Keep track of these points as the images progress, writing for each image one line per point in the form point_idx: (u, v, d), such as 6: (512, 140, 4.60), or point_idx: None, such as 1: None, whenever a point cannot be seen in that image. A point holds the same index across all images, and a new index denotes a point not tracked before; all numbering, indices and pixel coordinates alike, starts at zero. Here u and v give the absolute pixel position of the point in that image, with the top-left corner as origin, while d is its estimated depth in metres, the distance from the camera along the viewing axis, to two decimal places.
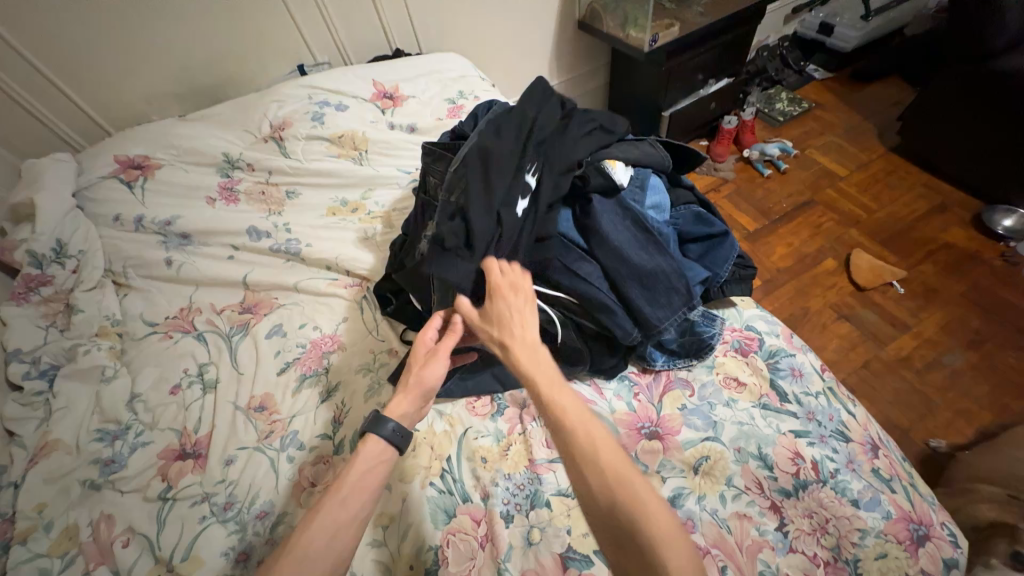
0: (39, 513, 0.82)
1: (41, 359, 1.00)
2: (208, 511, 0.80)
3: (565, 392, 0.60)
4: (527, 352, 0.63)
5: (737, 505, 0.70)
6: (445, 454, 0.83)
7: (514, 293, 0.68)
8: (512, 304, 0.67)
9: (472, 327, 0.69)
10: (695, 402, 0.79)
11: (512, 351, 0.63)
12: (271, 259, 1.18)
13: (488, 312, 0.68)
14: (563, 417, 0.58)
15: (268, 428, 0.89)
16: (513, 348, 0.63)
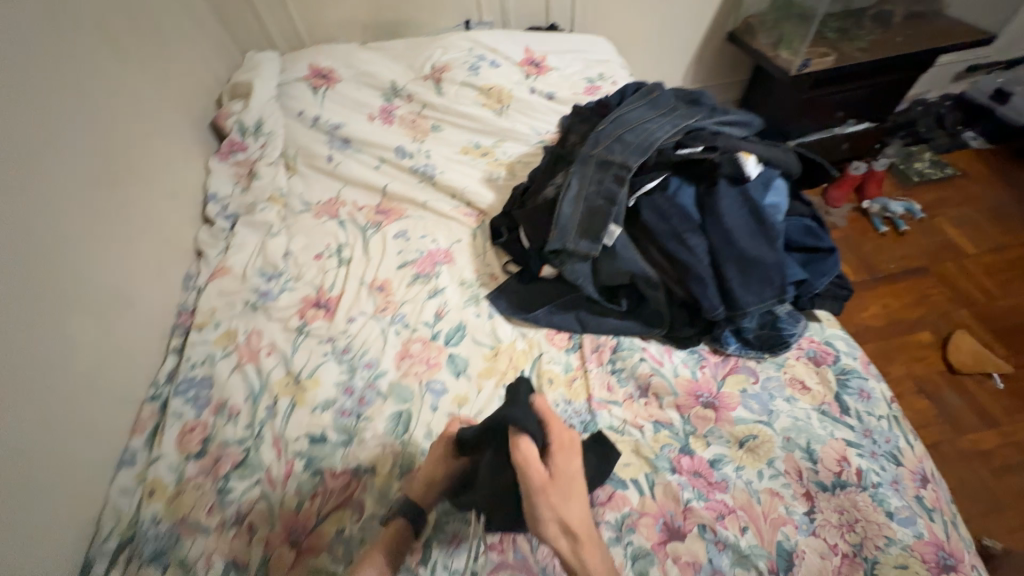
0: (213, 314, 1.07)
1: (229, 206, 1.28)
2: (329, 350, 1.00)
3: None
4: (595, 549, 0.62)
5: (773, 483, 0.77)
6: (520, 367, 0.96)
7: (577, 455, 0.68)
8: (578, 470, 0.67)
9: (537, 495, 0.62)
10: (757, 389, 0.86)
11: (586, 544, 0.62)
12: (408, 178, 1.37)
13: (559, 481, 0.64)
14: None
15: (384, 304, 1.08)
16: (586, 540, 0.62)
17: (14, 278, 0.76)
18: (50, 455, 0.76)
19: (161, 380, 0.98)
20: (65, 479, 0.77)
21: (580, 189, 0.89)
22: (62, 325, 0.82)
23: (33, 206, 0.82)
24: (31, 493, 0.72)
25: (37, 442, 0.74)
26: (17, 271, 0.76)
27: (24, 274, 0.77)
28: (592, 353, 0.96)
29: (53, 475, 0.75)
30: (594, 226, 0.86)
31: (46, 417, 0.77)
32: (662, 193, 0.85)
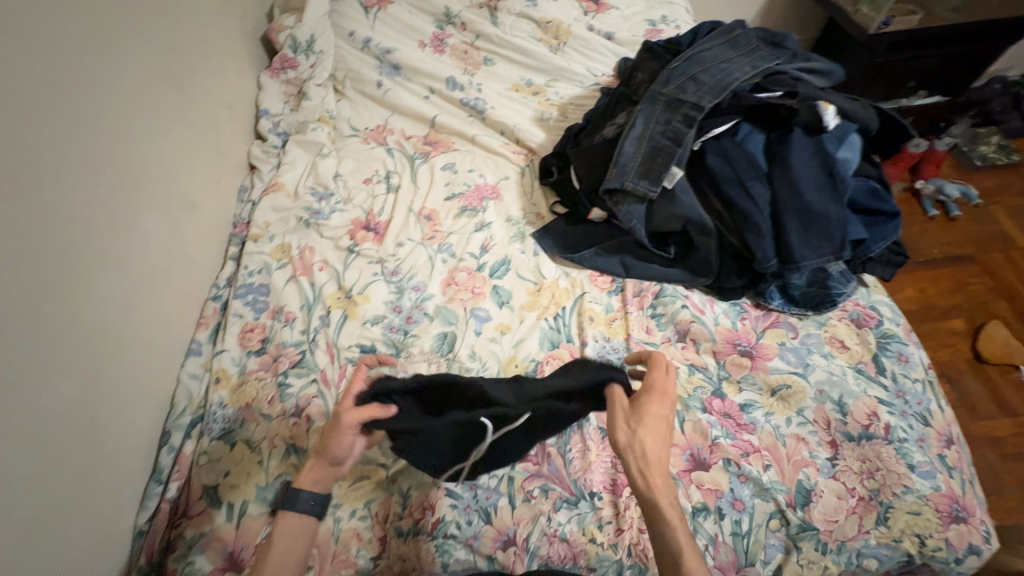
0: (268, 227, 1.10)
1: (281, 124, 1.28)
2: (379, 271, 1.04)
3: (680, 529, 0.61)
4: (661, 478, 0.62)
5: (800, 430, 0.80)
6: (562, 304, 0.99)
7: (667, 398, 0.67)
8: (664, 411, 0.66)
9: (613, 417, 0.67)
10: (795, 343, 0.87)
11: (654, 475, 0.62)
12: (457, 111, 1.35)
13: (638, 410, 0.67)
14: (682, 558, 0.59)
15: (431, 233, 1.10)
16: (656, 472, 0.63)
17: (98, 165, 0.79)
18: (133, 335, 0.82)
19: (222, 283, 1.03)
20: (143, 359, 0.84)
21: (645, 128, 0.87)
22: (138, 218, 0.87)
23: (112, 98, 0.84)
24: (118, 366, 0.79)
25: (122, 321, 0.80)
26: (101, 159, 0.79)
27: (107, 163, 0.81)
28: (633, 297, 0.98)
29: (134, 353, 0.82)
30: (655, 167, 0.85)
31: (128, 300, 0.82)
32: (730, 139, 0.84)
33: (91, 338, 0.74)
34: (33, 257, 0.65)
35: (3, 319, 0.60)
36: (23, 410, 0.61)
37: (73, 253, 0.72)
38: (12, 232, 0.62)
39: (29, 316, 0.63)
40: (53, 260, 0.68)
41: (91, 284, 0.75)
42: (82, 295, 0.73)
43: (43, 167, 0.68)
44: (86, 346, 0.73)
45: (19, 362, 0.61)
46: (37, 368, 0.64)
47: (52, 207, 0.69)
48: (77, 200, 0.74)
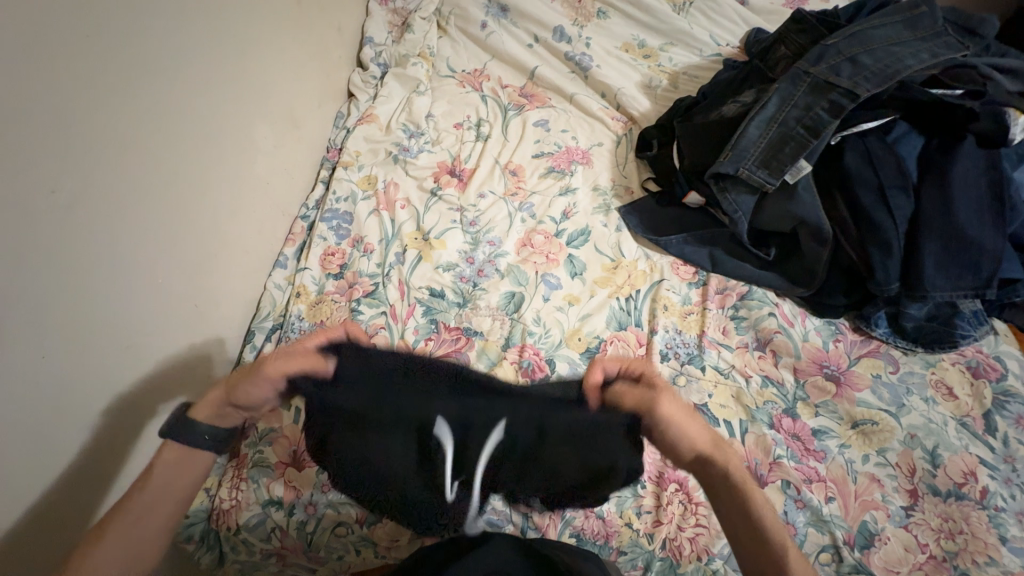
0: (358, 157, 1.12)
1: (382, 55, 1.27)
2: (458, 219, 1.03)
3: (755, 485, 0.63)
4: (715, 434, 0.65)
5: (877, 470, 0.74)
6: (636, 286, 0.95)
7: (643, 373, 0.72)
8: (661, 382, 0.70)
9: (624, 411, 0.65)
10: (893, 379, 0.79)
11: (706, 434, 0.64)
12: (560, 64, 1.27)
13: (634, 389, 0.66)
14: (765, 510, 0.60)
15: (514, 190, 1.07)
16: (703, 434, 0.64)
17: (219, 68, 0.82)
18: (233, 238, 0.88)
19: (311, 205, 1.07)
20: (240, 262, 0.90)
21: (778, 111, 0.77)
22: (249, 127, 0.91)
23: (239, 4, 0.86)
24: (220, 264, 0.85)
25: (227, 223, 0.86)
26: (222, 63, 0.82)
27: (224, 67, 0.83)
28: (715, 293, 0.92)
29: (234, 255, 0.88)
30: (781, 158, 0.76)
31: (234, 205, 0.87)
32: (879, 137, 0.73)
33: (199, 232, 0.79)
34: (155, 144, 0.70)
35: (119, 195, 0.64)
36: (132, 284, 0.68)
37: (190, 150, 0.76)
38: (136, 116, 0.66)
39: (145, 198, 0.69)
40: (172, 151, 0.73)
41: (204, 182, 0.80)
42: (195, 190, 0.78)
43: (170, 60, 0.71)
44: (195, 240, 0.79)
45: (131, 238, 0.67)
46: (147, 248, 0.70)
47: (176, 101, 0.73)
48: (200, 99, 0.78)
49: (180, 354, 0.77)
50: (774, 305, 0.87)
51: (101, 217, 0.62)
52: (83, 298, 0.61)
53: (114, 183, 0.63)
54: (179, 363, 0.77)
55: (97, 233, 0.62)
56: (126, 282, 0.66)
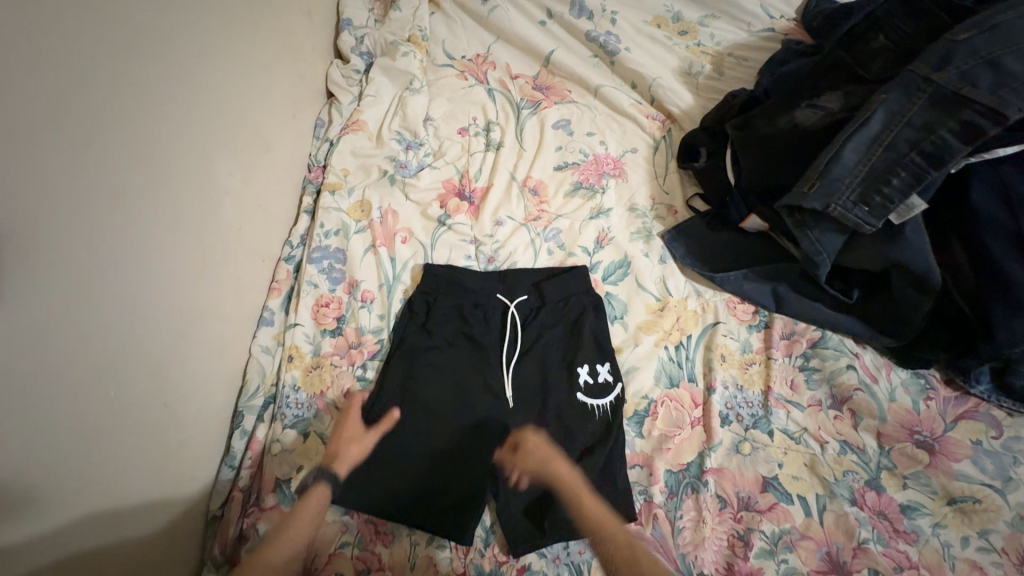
0: (345, 176, 0.94)
1: (365, 41, 1.04)
2: (473, 255, 0.87)
3: (610, 516, 0.67)
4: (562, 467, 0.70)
5: (980, 556, 0.64)
6: (687, 331, 0.81)
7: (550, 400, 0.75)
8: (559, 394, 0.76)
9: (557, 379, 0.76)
10: (997, 446, 0.68)
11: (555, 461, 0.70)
12: (579, 46, 1.06)
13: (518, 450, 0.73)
14: (610, 528, 0.66)
15: (536, 212, 0.90)
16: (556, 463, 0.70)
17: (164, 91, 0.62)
18: (210, 306, 0.71)
19: (295, 241, 0.89)
20: (221, 331, 0.73)
21: (885, 131, 0.61)
22: (211, 161, 0.71)
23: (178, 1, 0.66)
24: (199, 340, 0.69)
25: (199, 288, 0.69)
26: (165, 84, 0.62)
27: (172, 85, 0.64)
28: (781, 338, 0.79)
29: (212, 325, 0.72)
30: (888, 192, 0.61)
31: (205, 262, 0.70)
32: (1018, 167, 0.58)
33: (169, 309, 0.63)
34: (91, 216, 0.52)
35: (55, 292, 0.48)
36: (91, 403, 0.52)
37: (143, 207, 0.59)
38: (59, 184, 0.48)
39: (92, 289, 0.52)
40: (119, 218, 0.55)
41: (166, 244, 0.62)
42: (157, 258, 0.61)
43: (93, 91, 0.52)
44: (165, 320, 0.62)
45: (79, 345, 0.51)
46: (109, 349, 0.54)
47: (112, 149, 0.54)
48: (142, 137, 0.58)
49: (161, 467, 0.62)
50: (861, 343, 0.76)
51: (31, 331, 0.46)
52: (23, 449, 0.45)
53: (42, 281, 0.47)
54: (159, 483, 0.62)
55: (24, 353, 0.45)
56: (80, 402, 0.51)
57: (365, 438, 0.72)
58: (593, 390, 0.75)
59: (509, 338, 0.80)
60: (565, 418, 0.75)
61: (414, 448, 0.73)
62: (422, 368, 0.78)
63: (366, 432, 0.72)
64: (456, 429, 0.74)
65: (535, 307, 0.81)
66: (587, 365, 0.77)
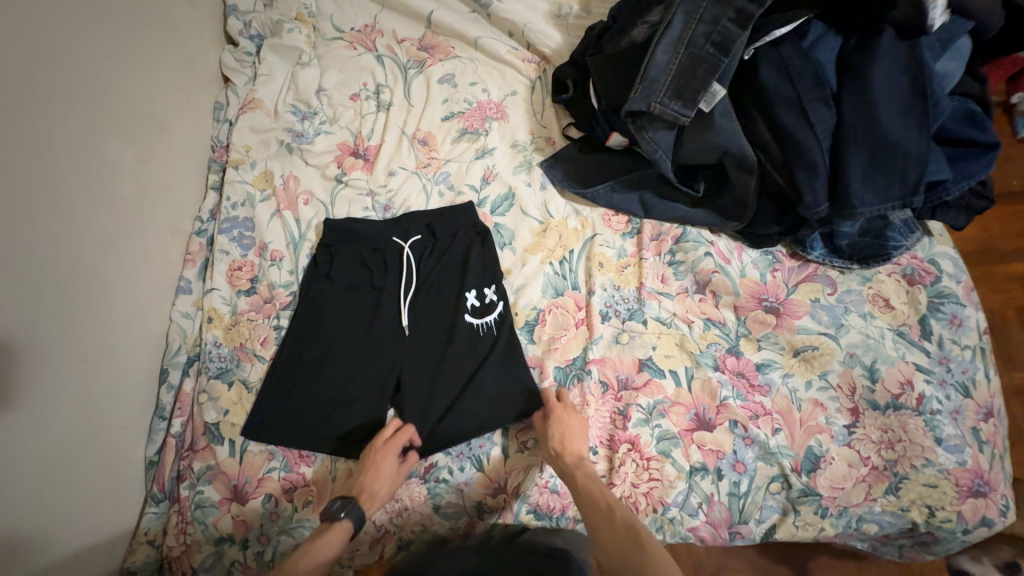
0: (246, 152, 0.99)
1: (252, 24, 1.09)
2: (370, 206, 0.94)
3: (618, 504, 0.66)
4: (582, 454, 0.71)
5: (819, 394, 0.74)
6: (569, 247, 0.89)
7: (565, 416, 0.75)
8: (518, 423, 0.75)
9: (440, 338, 0.83)
10: (831, 301, 0.77)
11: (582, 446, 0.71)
12: (458, 4, 1.12)
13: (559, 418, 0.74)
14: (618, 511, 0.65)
15: (426, 160, 0.97)
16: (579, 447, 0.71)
17: (25, 77, 0.70)
18: (112, 271, 0.79)
19: (205, 216, 0.95)
20: (131, 295, 0.81)
21: (685, 29, 0.69)
22: (95, 141, 0.79)
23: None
24: (104, 299, 0.77)
25: (94, 254, 0.77)
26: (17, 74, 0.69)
27: (26, 77, 0.70)
28: (650, 240, 0.87)
29: (120, 288, 0.80)
30: (695, 84, 0.68)
31: (98, 231, 0.78)
32: (793, 43, 0.65)
33: (58, 271, 0.71)
34: None
35: None
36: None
37: (9, 177, 0.66)
38: None
39: None
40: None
41: (45, 212, 0.70)
42: (35, 224, 0.69)
43: None
44: (55, 279, 0.70)
45: None
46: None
47: None
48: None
49: (79, 408, 0.71)
50: (716, 233, 0.84)
51: None
52: None
53: None
54: (82, 420, 0.71)
55: None
56: None
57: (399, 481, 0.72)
58: (480, 310, 0.84)
59: (406, 273, 0.87)
60: (460, 339, 0.82)
61: (328, 380, 0.81)
62: (328, 310, 0.85)
63: (398, 475, 0.73)
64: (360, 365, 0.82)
65: (430, 242, 0.89)
66: (474, 290, 0.85)
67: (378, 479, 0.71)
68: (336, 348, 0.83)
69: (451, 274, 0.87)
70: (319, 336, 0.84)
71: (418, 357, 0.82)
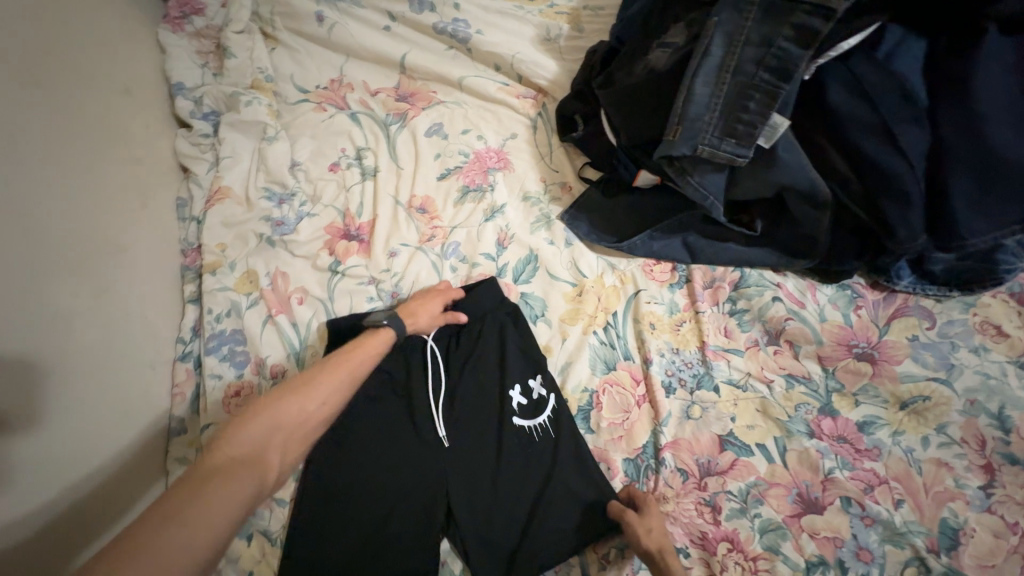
0: (222, 252, 0.87)
1: (204, 101, 0.96)
2: (375, 294, 0.81)
3: None
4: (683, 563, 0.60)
5: (941, 452, 0.63)
6: (611, 309, 0.77)
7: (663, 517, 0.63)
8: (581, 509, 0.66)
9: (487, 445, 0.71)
10: (932, 337, 0.67)
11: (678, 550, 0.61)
12: (431, 41, 0.99)
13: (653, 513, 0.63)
14: None
15: (429, 231, 0.85)
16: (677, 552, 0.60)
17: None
18: (75, 441, 0.65)
19: (188, 336, 0.82)
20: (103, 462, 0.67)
21: (727, 55, 0.58)
22: (41, 283, 0.65)
23: None
24: (70, 481, 0.63)
25: (49, 426, 0.62)
26: None
27: None
28: (704, 289, 0.76)
29: (86, 459, 0.65)
30: (748, 118, 0.57)
31: (52, 397, 0.63)
32: (865, 54, 0.55)
33: (13, 456, 0.57)
34: None
35: None
36: None
37: None
38: None
39: None
40: None
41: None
42: None
43: None
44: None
45: None
46: None
47: None
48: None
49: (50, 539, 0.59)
50: (782, 273, 0.73)
51: None
52: None
53: None
54: None
55: None
56: None
57: (440, 320, 0.75)
58: (530, 410, 0.72)
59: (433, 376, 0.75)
60: (510, 447, 0.70)
61: (360, 518, 0.68)
62: (346, 432, 0.72)
63: (439, 317, 0.75)
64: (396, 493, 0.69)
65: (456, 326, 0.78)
66: (519, 386, 0.73)
67: (422, 311, 0.75)
68: (361, 478, 0.70)
69: (487, 368, 0.75)
70: (340, 467, 0.70)
71: (463, 472, 0.70)
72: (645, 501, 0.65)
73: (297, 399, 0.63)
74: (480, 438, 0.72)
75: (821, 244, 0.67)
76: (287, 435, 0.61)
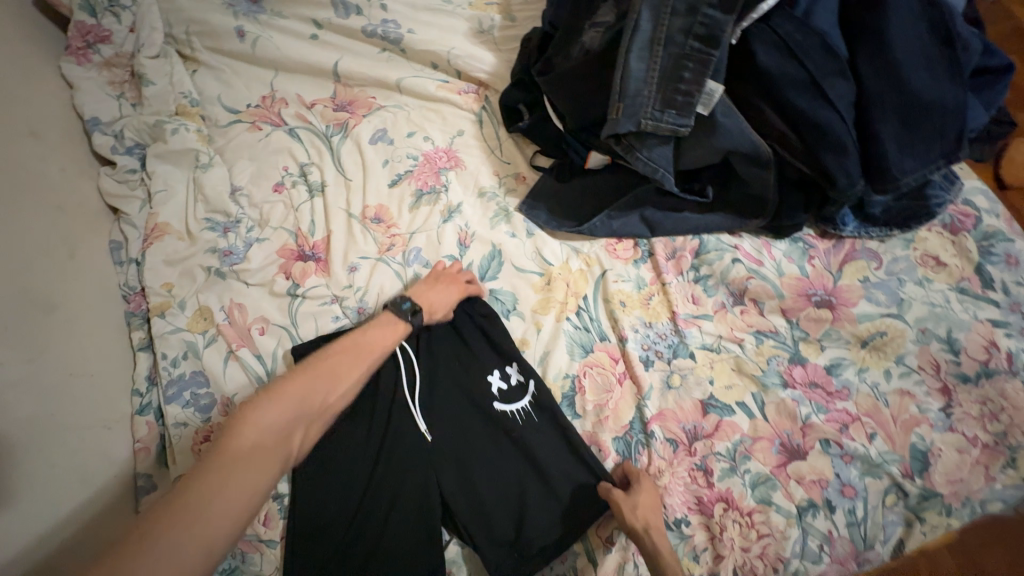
0: (169, 292, 0.81)
1: (125, 134, 0.90)
2: (340, 312, 0.79)
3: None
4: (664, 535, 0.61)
5: (903, 382, 0.66)
6: (581, 292, 0.78)
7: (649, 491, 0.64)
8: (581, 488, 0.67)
9: (475, 443, 0.70)
10: (882, 276, 0.70)
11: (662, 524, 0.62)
12: (363, 45, 0.96)
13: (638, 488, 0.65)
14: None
15: (388, 241, 0.83)
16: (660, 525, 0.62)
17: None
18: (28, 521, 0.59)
19: (143, 386, 0.77)
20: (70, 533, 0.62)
21: (657, 27, 0.58)
22: None
23: None
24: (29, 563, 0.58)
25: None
26: None
27: None
28: (667, 260, 0.77)
29: (46, 536, 0.60)
30: (685, 88, 0.58)
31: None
32: (787, 14, 0.57)
33: None
34: None
35: None
36: None
37: None
38: None
39: None
40: None
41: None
42: None
43: None
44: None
45: None
46: None
47: None
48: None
49: None
50: (738, 234, 0.76)
51: None
52: None
53: None
54: None
55: None
56: None
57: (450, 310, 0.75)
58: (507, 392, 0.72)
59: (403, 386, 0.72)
60: (500, 446, 0.70)
61: (361, 543, 0.66)
62: (331, 457, 0.69)
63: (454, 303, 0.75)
64: (390, 508, 0.67)
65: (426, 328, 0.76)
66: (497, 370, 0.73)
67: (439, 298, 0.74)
68: (356, 503, 0.68)
69: (466, 369, 0.74)
70: (330, 494, 0.68)
71: (454, 479, 0.68)
72: (632, 476, 0.67)
73: (322, 386, 0.64)
74: (467, 440, 0.70)
75: (768, 201, 0.70)
76: (308, 420, 0.63)
